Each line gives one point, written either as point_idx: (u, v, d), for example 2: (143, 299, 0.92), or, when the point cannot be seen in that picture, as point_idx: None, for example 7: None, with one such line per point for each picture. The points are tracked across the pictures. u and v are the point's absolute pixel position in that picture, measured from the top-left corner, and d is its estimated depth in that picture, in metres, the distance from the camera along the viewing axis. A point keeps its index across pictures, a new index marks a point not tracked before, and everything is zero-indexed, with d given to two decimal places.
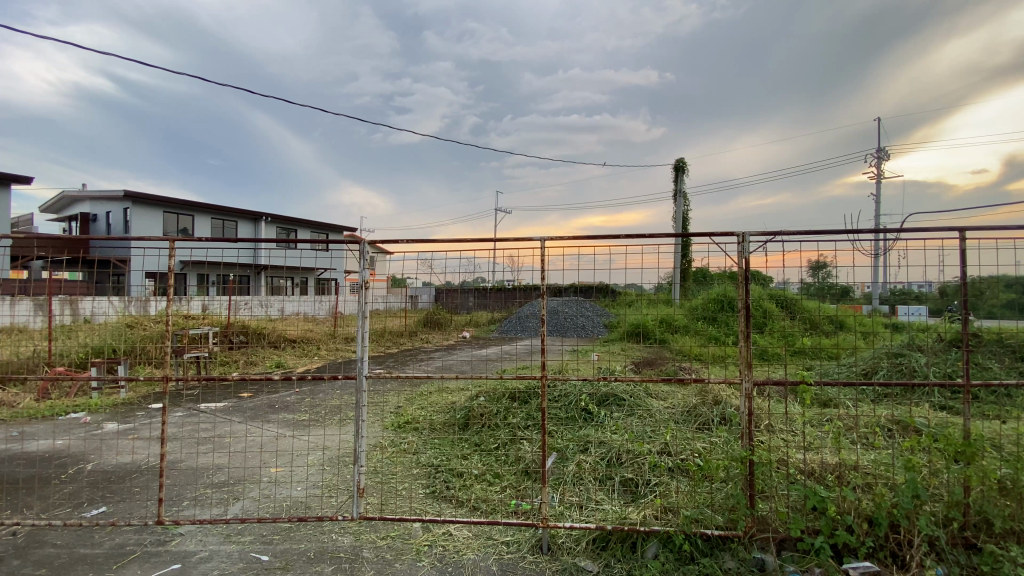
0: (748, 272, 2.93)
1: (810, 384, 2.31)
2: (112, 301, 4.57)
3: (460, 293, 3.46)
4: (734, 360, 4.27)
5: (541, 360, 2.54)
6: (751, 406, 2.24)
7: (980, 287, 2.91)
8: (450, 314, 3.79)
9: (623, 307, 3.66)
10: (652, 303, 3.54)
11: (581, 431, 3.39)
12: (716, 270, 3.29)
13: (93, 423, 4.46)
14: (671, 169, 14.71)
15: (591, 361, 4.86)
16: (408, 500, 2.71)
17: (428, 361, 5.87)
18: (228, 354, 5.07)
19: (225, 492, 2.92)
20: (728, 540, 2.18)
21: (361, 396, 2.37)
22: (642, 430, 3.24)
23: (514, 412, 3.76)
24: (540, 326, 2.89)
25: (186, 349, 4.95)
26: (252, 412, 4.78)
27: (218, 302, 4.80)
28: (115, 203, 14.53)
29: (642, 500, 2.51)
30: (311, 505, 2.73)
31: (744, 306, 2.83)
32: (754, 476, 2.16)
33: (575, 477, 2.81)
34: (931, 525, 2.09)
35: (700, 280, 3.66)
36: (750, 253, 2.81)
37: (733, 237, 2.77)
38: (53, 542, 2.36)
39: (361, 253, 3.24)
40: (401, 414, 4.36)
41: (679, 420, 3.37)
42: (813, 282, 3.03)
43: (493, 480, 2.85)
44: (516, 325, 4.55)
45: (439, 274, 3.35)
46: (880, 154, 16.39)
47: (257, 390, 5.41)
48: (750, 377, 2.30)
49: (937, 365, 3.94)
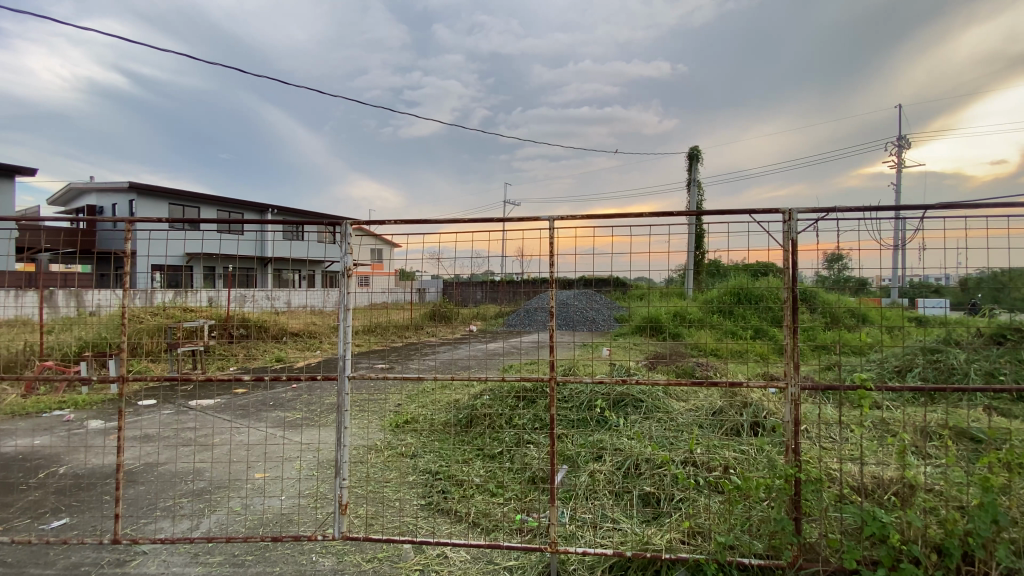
0: (795, 256, 2.67)
1: (871, 389, 2.02)
2: (113, 294, 4.49)
3: (464, 286, 3.30)
4: (752, 354, 4.10)
5: (550, 359, 2.36)
6: (798, 413, 2.05)
7: (1003, 279, 2.73)
8: (455, 307, 3.60)
9: (634, 300, 3.46)
10: (663, 296, 3.35)
11: (594, 435, 3.23)
12: (738, 259, 3.06)
13: (76, 421, 4.38)
14: (686, 157, 14.38)
15: (603, 356, 4.69)
16: (400, 512, 2.55)
17: (433, 355, 5.70)
18: (226, 348, 4.96)
19: (202, 503, 2.79)
20: (770, 569, 2.01)
21: (342, 400, 2.19)
22: (663, 435, 3.08)
23: (521, 414, 3.60)
24: (550, 319, 2.67)
25: (181, 344, 4.84)
26: (245, 410, 4.68)
27: (224, 294, 4.70)
28: (120, 195, 14.52)
29: (665, 520, 2.34)
30: (292, 519, 2.59)
31: (793, 295, 2.59)
32: (800, 496, 1.99)
33: (589, 491, 2.65)
34: (1012, 556, 1.88)
35: (714, 271, 3.44)
36: (797, 235, 2.54)
37: (779, 214, 2.52)
38: (2, 559, 2.25)
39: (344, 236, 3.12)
40: (401, 412, 4.22)
41: (704, 425, 3.16)
42: (828, 274, 2.83)
43: (496, 491, 2.69)
44: (522, 318, 4.38)
45: (447, 270, 3.23)
46: (900, 142, 15.86)
47: (253, 384, 5.28)
48: (797, 381, 2.06)
49: (978, 363, 3.71)
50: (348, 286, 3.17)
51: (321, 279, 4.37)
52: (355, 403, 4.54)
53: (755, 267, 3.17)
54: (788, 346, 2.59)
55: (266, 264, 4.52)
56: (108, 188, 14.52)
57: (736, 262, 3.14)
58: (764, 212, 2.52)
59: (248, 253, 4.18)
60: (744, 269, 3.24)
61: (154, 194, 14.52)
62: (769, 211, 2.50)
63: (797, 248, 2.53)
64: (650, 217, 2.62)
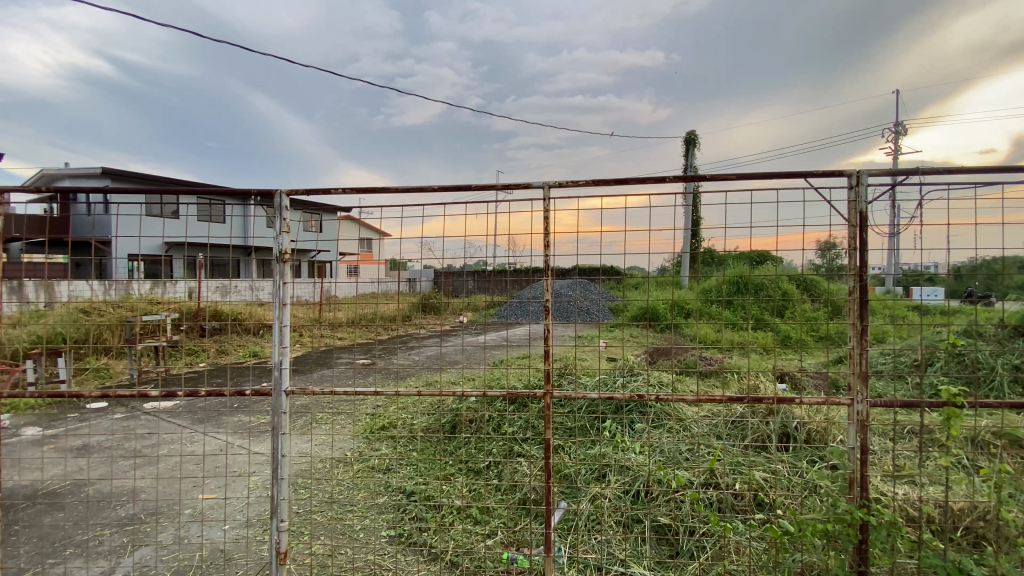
0: (864, 236, 2.21)
1: (959, 407, 1.81)
2: (88, 285, 4.22)
3: (456, 276, 3.06)
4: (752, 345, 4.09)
5: (545, 367, 2.07)
6: (865, 437, 1.95)
7: (996, 266, 2.49)
8: (446, 297, 3.36)
9: (629, 289, 3.23)
10: (660, 285, 3.16)
11: (593, 448, 3.02)
12: (733, 247, 2.75)
13: (10, 432, 4.12)
14: (683, 141, 14.12)
15: (601, 348, 4.55)
16: (364, 547, 2.32)
17: (420, 349, 5.45)
18: (196, 344, 4.69)
19: (124, 537, 2.57)
20: None
21: (279, 420, 2.04)
22: (675, 449, 2.87)
23: (511, 420, 3.42)
24: (543, 315, 2.35)
25: (140, 340, 4.60)
26: (203, 414, 4.44)
27: (207, 286, 4.45)
28: (92, 181, 14.05)
29: (685, 560, 2.17)
30: (232, 557, 2.37)
31: (863, 282, 2.09)
32: (867, 546, 1.86)
33: (592, 522, 2.43)
34: None
35: (710, 260, 3.17)
36: (867, 203, 2.20)
37: (844, 177, 2.22)
38: None
39: (278, 207, 2.58)
40: (377, 415, 3.99)
41: (724, 436, 2.97)
42: (821, 264, 2.50)
43: (479, 519, 2.48)
44: (514, 309, 4.15)
45: (438, 257, 2.93)
46: (895, 127, 15.82)
47: (215, 383, 4.99)
48: (865, 396, 1.93)
49: (1004, 357, 3.67)
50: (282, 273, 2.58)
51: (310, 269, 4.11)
52: (328, 405, 4.30)
53: (751, 255, 2.93)
54: (854, 350, 2.16)
55: (250, 254, 4.25)
56: (79, 174, 14.07)
57: (729, 249, 2.81)
58: (781, 178, 2.23)
59: (232, 241, 3.91)
60: (741, 256, 3.01)
61: (127, 180, 14.10)
62: (768, 177, 2.23)
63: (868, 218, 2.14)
64: (638, 184, 2.29)
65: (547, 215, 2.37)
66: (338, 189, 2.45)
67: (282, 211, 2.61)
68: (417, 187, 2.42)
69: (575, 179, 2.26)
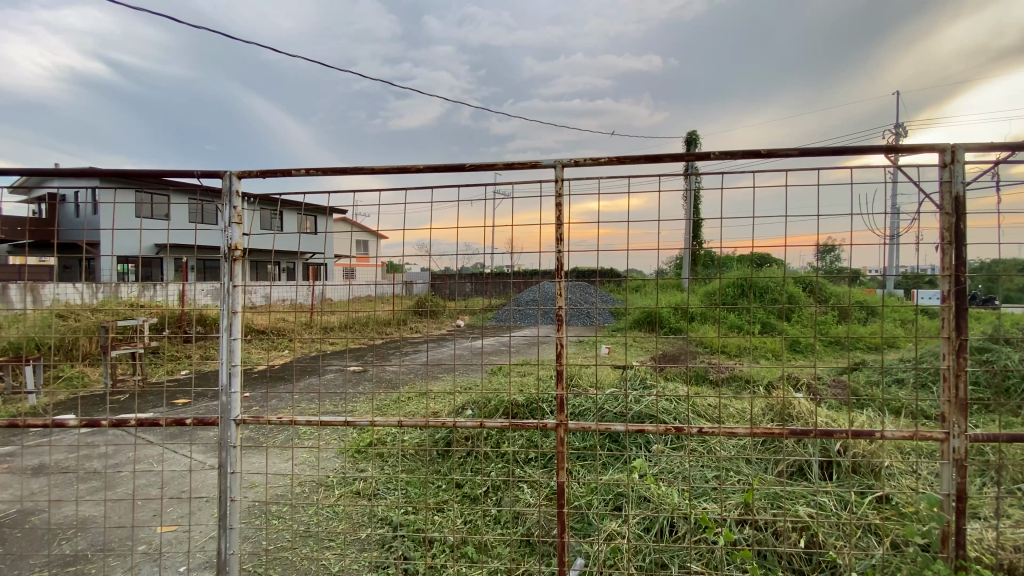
0: (960, 228, 1.96)
1: None
2: (65, 289, 4.00)
3: (454, 280, 2.85)
4: (768, 352, 4.16)
5: (557, 395, 1.85)
6: (965, 480, 1.90)
7: (1000, 268, 2.19)
8: (444, 301, 3.13)
9: (630, 292, 3.09)
10: (663, 288, 2.98)
11: (607, 475, 2.84)
12: (733, 248, 2.45)
13: None
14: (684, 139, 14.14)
15: (603, 354, 4.43)
16: None
17: (414, 353, 5.32)
18: (176, 351, 4.49)
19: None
20: None
21: (225, 457, 2.11)
22: (702, 478, 2.70)
23: (511, 438, 3.26)
24: (556, 327, 2.01)
25: (116, 348, 4.40)
26: (176, 431, 4.25)
27: (196, 289, 4.26)
28: None
29: None
30: None
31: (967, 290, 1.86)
32: None
33: (609, 569, 2.19)
34: None
35: (712, 262, 3.02)
36: (963, 185, 1.96)
37: (937, 155, 1.97)
38: None
39: (229, 191, 2.21)
40: (365, 429, 3.84)
41: (755, 463, 2.79)
42: (821, 266, 2.38)
43: (473, 558, 2.29)
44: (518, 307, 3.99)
45: (434, 259, 2.72)
46: (897, 126, 15.84)
47: (195, 397, 4.79)
48: (966, 427, 1.90)
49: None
50: (232, 274, 2.21)
51: (306, 273, 3.92)
52: (313, 419, 4.12)
53: (754, 256, 2.76)
54: (951, 368, 1.94)
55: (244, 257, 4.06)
56: None
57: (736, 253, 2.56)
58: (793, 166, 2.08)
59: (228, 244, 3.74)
60: (742, 258, 2.88)
61: None
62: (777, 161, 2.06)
63: (969, 205, 1.92)
64: (658, 164, 2.07)
65: (557, 202, 2.09)
66: (303, 169, 2.23)
67: (232, 196, 2.23)
68: (398, 168, 2.20)
69: (595, 157, 2.04)
